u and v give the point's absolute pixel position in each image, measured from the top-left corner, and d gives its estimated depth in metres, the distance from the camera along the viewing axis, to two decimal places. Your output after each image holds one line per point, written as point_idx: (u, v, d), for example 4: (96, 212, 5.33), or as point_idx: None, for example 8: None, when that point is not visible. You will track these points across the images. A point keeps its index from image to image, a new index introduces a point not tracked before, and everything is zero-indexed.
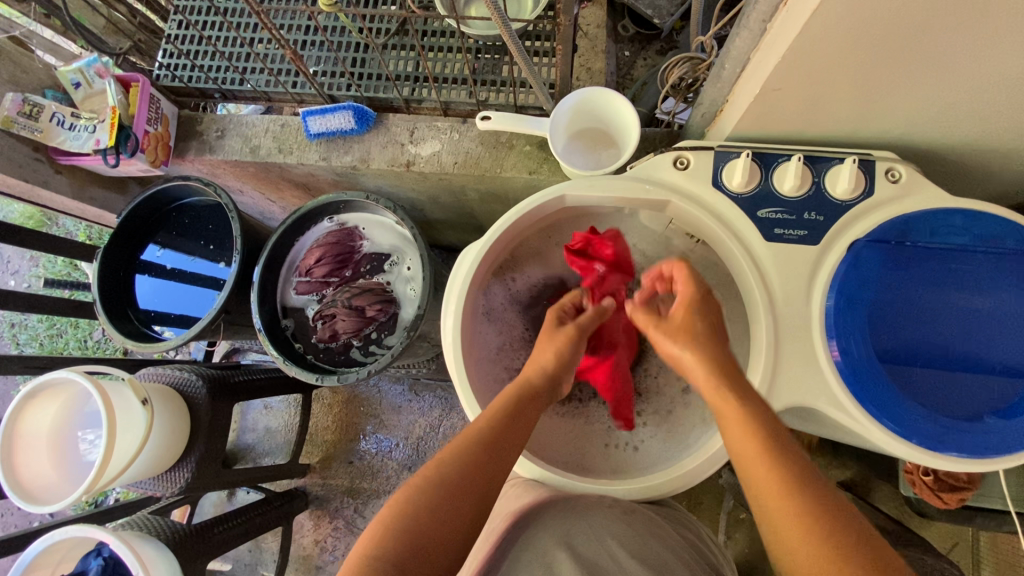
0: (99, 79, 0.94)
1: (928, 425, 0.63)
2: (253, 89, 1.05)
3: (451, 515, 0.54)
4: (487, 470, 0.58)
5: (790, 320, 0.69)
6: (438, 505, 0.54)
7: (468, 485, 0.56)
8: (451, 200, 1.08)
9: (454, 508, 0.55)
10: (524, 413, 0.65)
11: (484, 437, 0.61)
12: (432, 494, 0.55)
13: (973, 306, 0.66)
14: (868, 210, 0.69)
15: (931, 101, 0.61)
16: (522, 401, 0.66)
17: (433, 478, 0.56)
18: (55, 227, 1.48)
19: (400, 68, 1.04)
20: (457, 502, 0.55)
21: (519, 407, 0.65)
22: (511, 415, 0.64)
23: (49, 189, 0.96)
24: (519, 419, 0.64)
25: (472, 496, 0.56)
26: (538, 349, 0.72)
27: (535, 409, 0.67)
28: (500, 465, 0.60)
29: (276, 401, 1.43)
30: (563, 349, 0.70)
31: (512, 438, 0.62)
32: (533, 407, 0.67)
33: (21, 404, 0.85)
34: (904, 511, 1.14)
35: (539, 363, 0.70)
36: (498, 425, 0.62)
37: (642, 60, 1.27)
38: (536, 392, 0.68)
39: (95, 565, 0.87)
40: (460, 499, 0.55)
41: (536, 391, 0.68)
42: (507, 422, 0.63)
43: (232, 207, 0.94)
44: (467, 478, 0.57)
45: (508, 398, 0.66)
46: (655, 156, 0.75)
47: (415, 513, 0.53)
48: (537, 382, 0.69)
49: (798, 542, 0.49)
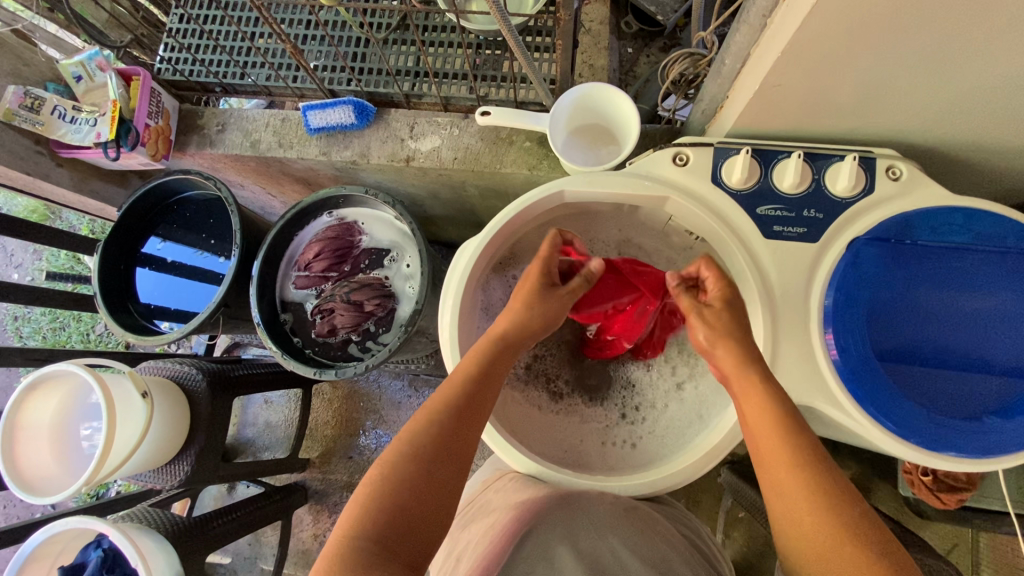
0: (100, 72, 0.93)
1: (926, 425, 0.63)
2: (254, 83, 1.05)
3: (432, 486, 0.54)
4: (464, 435, 0.58)
5: (790, 318, 0.68)
6: (416, 478, 0.53)
7: (444, 452, 0.56)
8: (451, 195, 1.08)
9: (432, 478, 0.54)
10: (494, 369, 0.64)
11: (456, 401, 0.60)
12: (408, 468, 0.54)
13: (972, 305, 0.65)
14: (868, 208, 0.69)
15: (933, 98, 0.61)
16: (493, 358, 0.65)
17: (407, 452, 0.55)
18: (58, 221, 1.49)
19: (400, 63, 1.04)
20: (435, 473, 0.55)
21: (490, 363, 0.64)
22: (482, 374, 0.63)
23: (50, 182, 0.96)
24: (490, 378, 0.64)
25: (450, 462, 0.56)
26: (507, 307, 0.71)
27: (506, 366, 0.66)
28: (475, 428, 0.59)
29: (276, 396, 1.44)
30: (535, 306, 0.70)
31: (483, 398, 0.62)
32: (504, 364, 0.66)
33: (22, 395, 0.85)
34: (904, 512, 1.13)
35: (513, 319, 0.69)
36: (469, 387, 0.62)
37: (644, 57, 1.26)
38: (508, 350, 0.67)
39: (95, 557, 0.87)
40: (437, 466, 0.55)
41: (509, 348, 0.67)
42: (478, 382, 0.62)
43: (232, 201, 0.94)
44: (442, 445, 0.56)
45: (478, 357, 0.65)
46: (654, 152, 0.75)
47: (394, 489, 0.52)
48: (511, 337, 0.68)
49: (804, 520, 0.49)
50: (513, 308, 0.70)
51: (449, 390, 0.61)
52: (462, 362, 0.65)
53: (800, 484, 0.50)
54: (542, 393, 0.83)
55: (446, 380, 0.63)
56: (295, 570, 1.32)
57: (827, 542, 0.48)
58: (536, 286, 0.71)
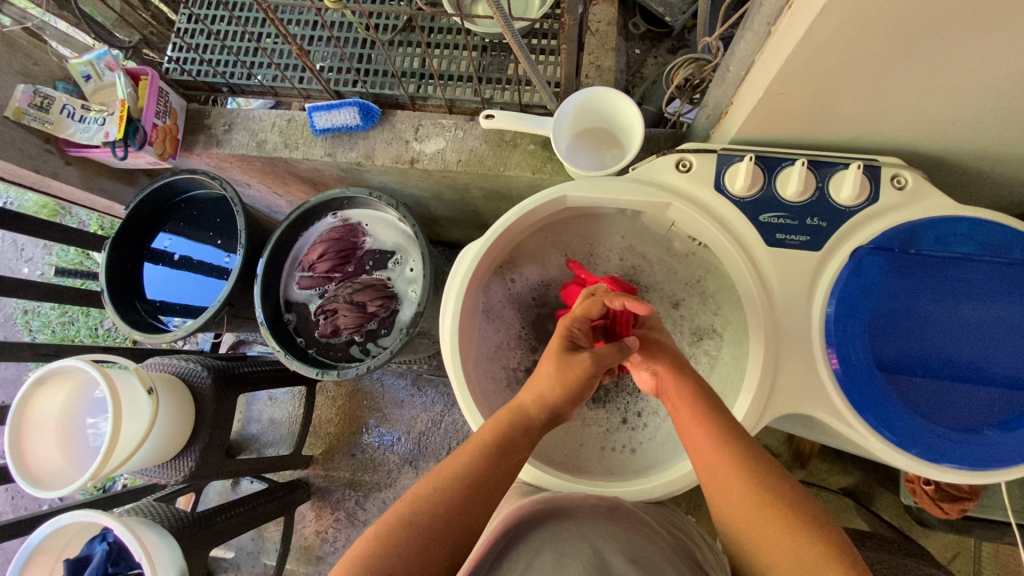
0: (109, 72, 0.95)
1: (927, 436, 0.62)
2: (260, 83, 1.06)
3: (427, 557, 0.52)
4: (470, 513, 0.55)
5: (791, 328, 0.68)
6: (411, 545, 0.52)
7: (444, 527, 0.54)
8: (455, 197, 1.08)
9: (429, 550, 0.52)
10: (512, 446, 0.60)
11: (465, 476, 0.57)
12: (403, 536, 0.53)
13: (977, 317, 0.64)
14: (873, 217, 0.68)
15: (940, 106, 0.60)
16: (511, 436, 0.60)
17: (405, 515, 0.54)
18: (68, 217, 1.51)
19: (406, 64, 1.04)
20: (433, 543, 0.53)
21: (510, 442, 0.60)
22: (500, 450, 0.59)
23: (59, 180, 0.97)
24: (507, 456, 0.59)
25: (449, 540, 0.54)
26: (539, 371, 0.62)
27: (526, 443, 0.61)
28: (483, 510, 0.56)
29: (280, 393, 1.45)
30: (567, 382, 0.60)
31: (498, 479, 0.58)
32: (525, 441, 0.61)
33: (30, 390, 0.87)
34: (906, 520, 1.13)
35: (538, 391, 0.61)
36: (480, 462, 0.58)
37: (651, 58, 1.26)
38: (532, 426, 0.62)
39: (99, 549, 0.89)
40: (437, 539, 0.53)
41: (532, 425, 0.62)
42: (492, 461, 0.58)
43: (237, 201, 0.95)
44: (443, 518, 0.54)
45: (497, 429, 0.61)
46: (656, 158, 0.75)
47: (386, 555, 0.51)
48: (536, 413, 0.62)
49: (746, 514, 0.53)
50: (544, 380, 0.61)
51: (464, 461, 0.58)
52: (479, 432, 0.61)
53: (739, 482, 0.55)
54: None
55: (460, 448, 0.60)
56: (297, 566, 1.33)
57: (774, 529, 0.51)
58: (560, 354, 0.61)
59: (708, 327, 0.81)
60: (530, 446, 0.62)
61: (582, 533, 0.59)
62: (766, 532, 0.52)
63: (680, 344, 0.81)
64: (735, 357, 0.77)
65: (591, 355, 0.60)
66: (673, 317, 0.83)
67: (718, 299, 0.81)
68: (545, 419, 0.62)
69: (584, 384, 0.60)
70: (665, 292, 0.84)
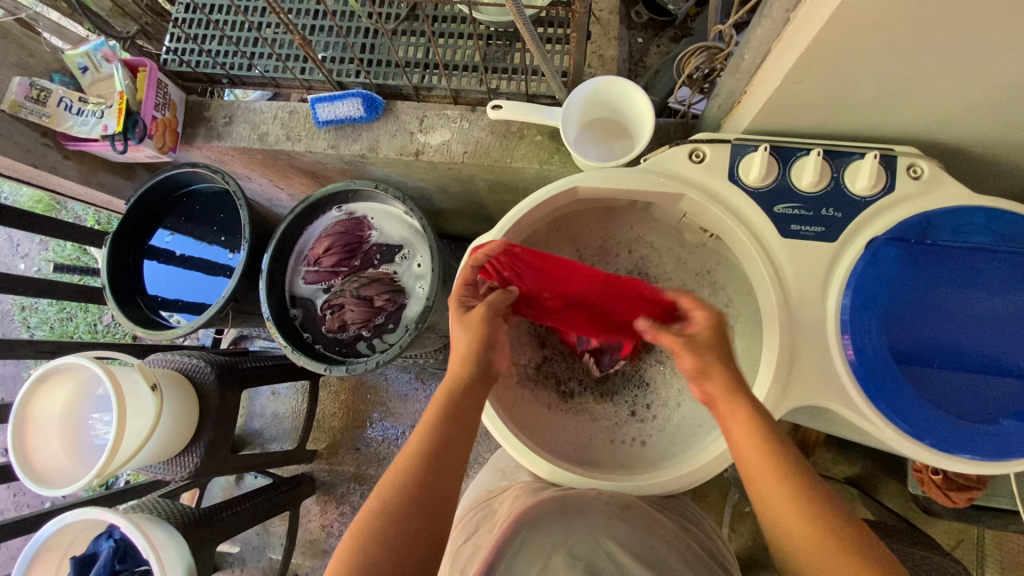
0: (106, 63, 0.93)
1: (940, 426, 0.62)
2: (261, 75, 1.04)
3: (402, 538, 0.52)
4: (432, 486, 0.55)
5: (805, 317, 0.67)
6: (391, 530, 0.52)
7: (415, 504, 0.53)
8: (460, 189, 1.07)
9: (400, 530, 0.52)
10: (457, 410, 0.60)
11: (422, 450, 0.56)
12: (376, 520, 0.52)
13: (994, 307, 0.64)
14: (888, 207, 0.67)
15: (961, 95, 0.59)
16: (454, 398, 0.60)
17: (380, 502, 0.54)
18: (65, 212, 1.50)
19: (410, 54, 1.02)
20: (405, 523, 0.52)
21: (454, 405, 0.60)
22: (449, 414, 0.59)
23: (57, 175, 0.96)
24: (453, 419, 0.59)
25: (422, 517, 0.53)
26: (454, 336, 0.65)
27: (471, 404, 0.61)
28: (444, 478, 0.56)
29: (282, 387, 1.44)
30: (477, 330, 0.64)
31: (451, 445, 0.58)
32: (467, 401, 0.61)
33: (32, 388, 0.85)
34: (910, 508, 1.14)
35: (461, 352, 0.63)
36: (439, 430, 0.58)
37: (654, 47, 1.24)
38: (469, 388, 0.62)
39: (106, 548, 0.88)
40: (407, 518, 0.53)
41: (469, 384, 0.62)
42: (442, 428, 0.58)
43: (241, 194, 0.93)
44: (411, 496, 0.54)
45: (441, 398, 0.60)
46: (669, 148, 0.73)
47: (365, 542, 0.51)
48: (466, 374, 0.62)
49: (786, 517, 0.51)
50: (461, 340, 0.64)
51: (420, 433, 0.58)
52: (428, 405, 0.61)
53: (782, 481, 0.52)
54: (552, 389, 0.83)
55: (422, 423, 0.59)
56: (303, 560, 1.33)
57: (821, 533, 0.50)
58: (459, 315, 0.66)
59: None
60: (476, 407, 0.62)
61: (597, 530, 0.58)
62: (800, 531, 0.50)
63: None
64: (748, 349, 0.77)
65: (483, 303, 0.66)
66: None
67: (729, 291, 0.81)
68: (477, 375, 0.62)
69: (489, 328, 0.65)
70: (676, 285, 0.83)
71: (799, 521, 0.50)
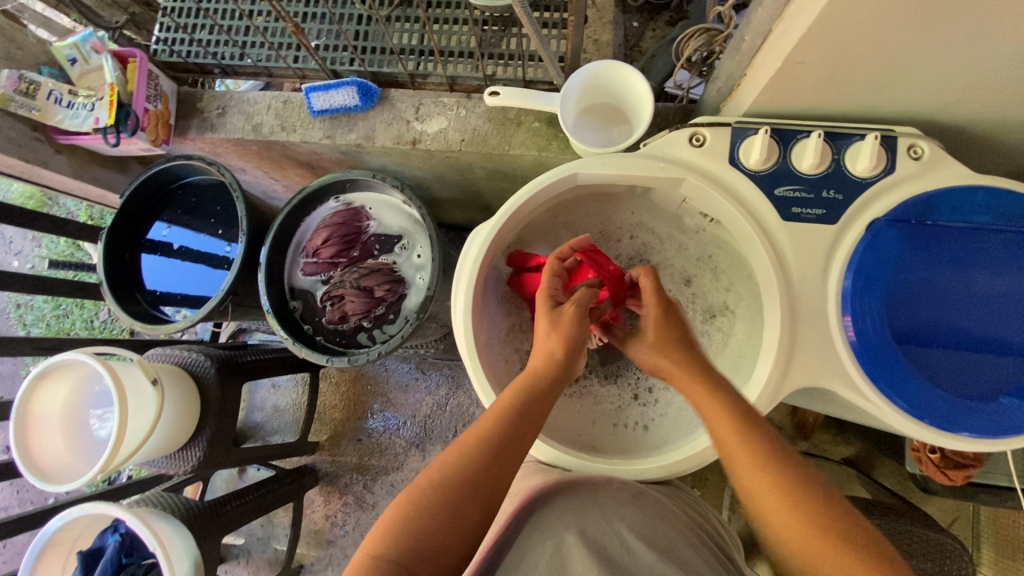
0: (95, 54, 0.92)
1: (940, 405, 0.63)
2: (253, 64, 1.03)
3: (455, 518, 0.52)
4: (495, 474, 0.55)
5: (807, 298, 0.68)
6: (442, 508, 0.52)
7: (474, 488, 0.54)
8: (458, 177, 1.06)
9: (454, 511, 0.53)
10: (531, 408, 0.60)
11: (489, 436, 0.57)
12: (431, 494, 0.53)
13: (993, 287, 0.64)
14: (888, 188, 0.67)
15: (963, 74, 0.59)
16: (532, 397, 0.61)
17: (437, 477, 0.55)
18: (57, 207, 1.49)
19: (404, 41, 1.01)
20: (460, 504, 0.53)
21: (530, 403, 0.61)
22: (522, 411, 0.60)
23: (50, 170, 0.94)
24: (527, 417, 0.60)
25: (478, 502, 0.54)
26: (542, 335, 0.64)
27: (545, 404, 0.62)
28: (507, 470, 0.56)
29: (283, 380, 1.45)
30: (572, 330, 0.63)
31: (520, 439, 0.58)
32: (545, 401, 0.62)
33: (31, 385, 0.85)
34: (907, 487, 1.15)
35: (548, 349, 0.63)
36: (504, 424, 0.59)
37: (650, 31, 1.23)
38: (549, 388, 0.62)
39: (113, 541, 0.89)
40: (464, 501, 0.53)
41: (550, 385, 0.62)
42: (513, 422, 0.59)
43: (236, 186, 0.92)
44: (470, 481, 0.54)
45: (517, 394, 0.61)
46: (669, 133, 0.73)
47: (416, 514, 0.52)
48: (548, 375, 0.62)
49: (764, 501, 0.54)
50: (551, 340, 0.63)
51: (489, 420, 0.59)
52: (502, 397, 0.62)
53: (760, 466, 0.55)
54: None
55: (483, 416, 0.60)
56: (308, 550, 1.34)
57: (796, 515, 0.53)
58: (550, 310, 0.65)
59: (720, 304, 0.81)
60: (548, 408, 0.62)
61: (603, 516, 0.59)
62: (777, 514, 0.53)
63: (691, 319, 0.81)
64: (748, 333, 0.77)
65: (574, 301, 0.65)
66: (683, 294, 0.82)
67: (729, 276, 0.81)
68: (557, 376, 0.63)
69: (579, 330, 0.64)
70: (677, 270, 0.84)
71: (789, 512, 0.53)
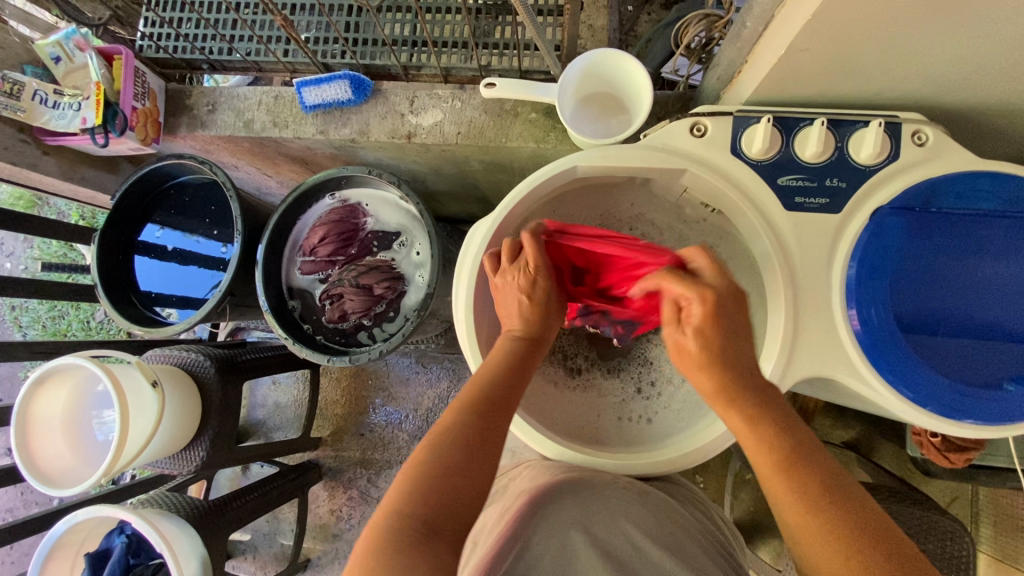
0: (79, 52, 0.89)
1: (945, 392, 0.62)
2: (242, 58, 1.00)
3: (478, 465, 0.52)
4: (503, 421, 0.56)
5: (811, 288, 0.67)
6: (461, 458, 0.51)
7: (488, 436, 0.54)
8: (454, 170, 1.05)
9: (475, 460, 0.52)
10: (524, 362, 0.62)
11: (492, 389, 0.57)
12: (449, 446, 0.52)
13: (996, 274, 0.64)
14: (892, 175, 0.67)
15: (969, 59, 0.58)
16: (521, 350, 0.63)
17: (450, 430, 0.53)
18: (47, 208, 1.46)
19: (396, 32, 0.99)
20: (478, 453, 0.52)
21: (523, 356, 0.62)
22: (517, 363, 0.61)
23: (38, 172, 0.93)
24: (523, 367, 0.61)
25: (493, 448, 0.53)
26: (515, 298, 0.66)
27: (533, 356, 0.64)
28: (512, 417, 0.57)
29: (283, 376, 1.44)
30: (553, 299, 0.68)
31: (517, 389, 0.59)
32: (533, 354, 0.64)
33: (31, 390, 0.84)
34: (907, 468, 1.16)
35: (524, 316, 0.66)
36: (504, 377, 0.59)
37: (645, 15, 1.20)
38: (532, 342, 0.64)
39: (119, 543, 0.90)
40: (482, 448, 0.53)
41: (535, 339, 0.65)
42: (510, 373, 0.60)
43: (230, 185, 0.91)
44: (483, 430, 0.54)
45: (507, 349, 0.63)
46: (669, 123, 0.72)
47: (438, 469, 0.50)
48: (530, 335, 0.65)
49: (778, 482, 0.50)
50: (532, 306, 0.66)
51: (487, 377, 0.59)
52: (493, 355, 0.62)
53: (777, 439, 0.51)
54: (557, 370, 0.83)
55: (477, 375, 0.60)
56: (315, 544, 1.35)
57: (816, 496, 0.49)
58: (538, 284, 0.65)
59: None
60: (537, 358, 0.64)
61: (611, 514, 0.59)
62: (793, 495, 0.49)
63: None
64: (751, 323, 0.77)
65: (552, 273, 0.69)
66: None
67: (731, 265, 0.80)
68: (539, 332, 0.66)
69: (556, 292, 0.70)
70: None
71: (808, 490, 0.49)
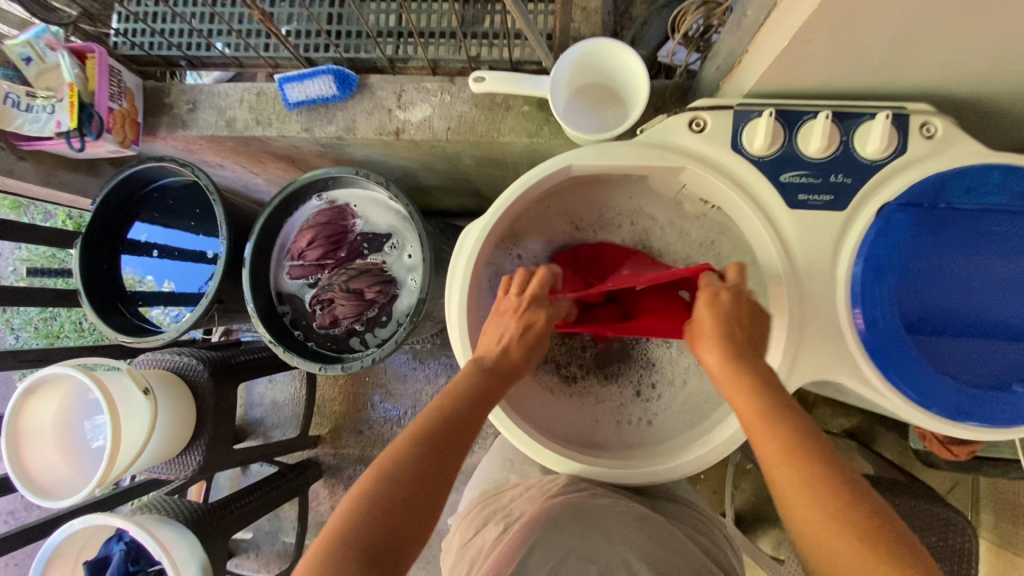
0: (51, 52, 0.84)
1: (951, 394, 0.61)
2: (221, 53, 0.96)
3: (422, 499, 0.51)
4: (453, 454, 0.55)
5: (815, 288, 0.65)
6: (406, 491, 0.51)
7: (436, 470, 0.53)
8: (445, 166, 1.02)
9: (421, 492, 0.51)
10: (485, 393, 0.61)
11: (445, 420, 0.57)
12: (394, 477, 0.51)
13: (1007, 272, 0.62)
14: (899, 170, 0.64)
15: (982, 48, 0.55)
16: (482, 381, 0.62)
17: (397, 460, 0.52)
18: (31, 209, 1.43)
19: (381, 22, 0.95)
20: (422, 484, 0.52)
21: (484, 387, 0.61)
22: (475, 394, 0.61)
23: (14, 177, 0.89)
24: (481, 399, 0.61)
25: (441, 483, 0.53)
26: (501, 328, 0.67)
27: (497, 388, 0.63)
28: (463, 450, 0.56)
29: (279, 375, 1.42)
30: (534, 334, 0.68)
31: (473, 421, 0.59)
32: (497, 386, 0.63)
33: (21, 400, 0.82)
34: (908, 456, 1.16)
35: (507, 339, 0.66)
36: (460, 406, 0.59)
37: None
38: (496, 372, 0.64)
39: (118, 550, 0.88)
40: (428, 482, 0.52)
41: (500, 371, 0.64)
42: (466, 403, 0.59)
43: (213, 188, 0.88)
44: (431, 463, 0.53)
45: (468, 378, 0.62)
46: (667, 118, 0.69)
47: (382, 499, 0.50)
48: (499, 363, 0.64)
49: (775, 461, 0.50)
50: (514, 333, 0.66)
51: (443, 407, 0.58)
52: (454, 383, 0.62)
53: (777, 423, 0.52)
54: (553, 375, 0.81)
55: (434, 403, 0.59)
56: None
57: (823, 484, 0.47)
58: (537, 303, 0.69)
59: None
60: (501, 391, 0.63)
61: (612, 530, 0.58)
62: (795, 477, 0.48)
63: None
64: None
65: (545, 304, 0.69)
66: None
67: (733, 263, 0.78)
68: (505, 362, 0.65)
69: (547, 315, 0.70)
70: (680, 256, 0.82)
71: (810, 473, 0.48)
